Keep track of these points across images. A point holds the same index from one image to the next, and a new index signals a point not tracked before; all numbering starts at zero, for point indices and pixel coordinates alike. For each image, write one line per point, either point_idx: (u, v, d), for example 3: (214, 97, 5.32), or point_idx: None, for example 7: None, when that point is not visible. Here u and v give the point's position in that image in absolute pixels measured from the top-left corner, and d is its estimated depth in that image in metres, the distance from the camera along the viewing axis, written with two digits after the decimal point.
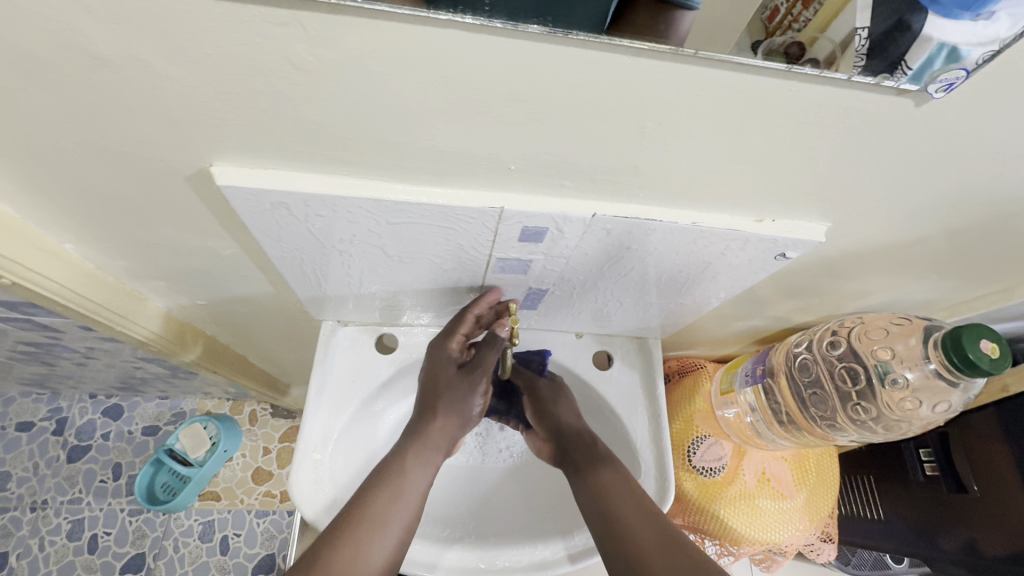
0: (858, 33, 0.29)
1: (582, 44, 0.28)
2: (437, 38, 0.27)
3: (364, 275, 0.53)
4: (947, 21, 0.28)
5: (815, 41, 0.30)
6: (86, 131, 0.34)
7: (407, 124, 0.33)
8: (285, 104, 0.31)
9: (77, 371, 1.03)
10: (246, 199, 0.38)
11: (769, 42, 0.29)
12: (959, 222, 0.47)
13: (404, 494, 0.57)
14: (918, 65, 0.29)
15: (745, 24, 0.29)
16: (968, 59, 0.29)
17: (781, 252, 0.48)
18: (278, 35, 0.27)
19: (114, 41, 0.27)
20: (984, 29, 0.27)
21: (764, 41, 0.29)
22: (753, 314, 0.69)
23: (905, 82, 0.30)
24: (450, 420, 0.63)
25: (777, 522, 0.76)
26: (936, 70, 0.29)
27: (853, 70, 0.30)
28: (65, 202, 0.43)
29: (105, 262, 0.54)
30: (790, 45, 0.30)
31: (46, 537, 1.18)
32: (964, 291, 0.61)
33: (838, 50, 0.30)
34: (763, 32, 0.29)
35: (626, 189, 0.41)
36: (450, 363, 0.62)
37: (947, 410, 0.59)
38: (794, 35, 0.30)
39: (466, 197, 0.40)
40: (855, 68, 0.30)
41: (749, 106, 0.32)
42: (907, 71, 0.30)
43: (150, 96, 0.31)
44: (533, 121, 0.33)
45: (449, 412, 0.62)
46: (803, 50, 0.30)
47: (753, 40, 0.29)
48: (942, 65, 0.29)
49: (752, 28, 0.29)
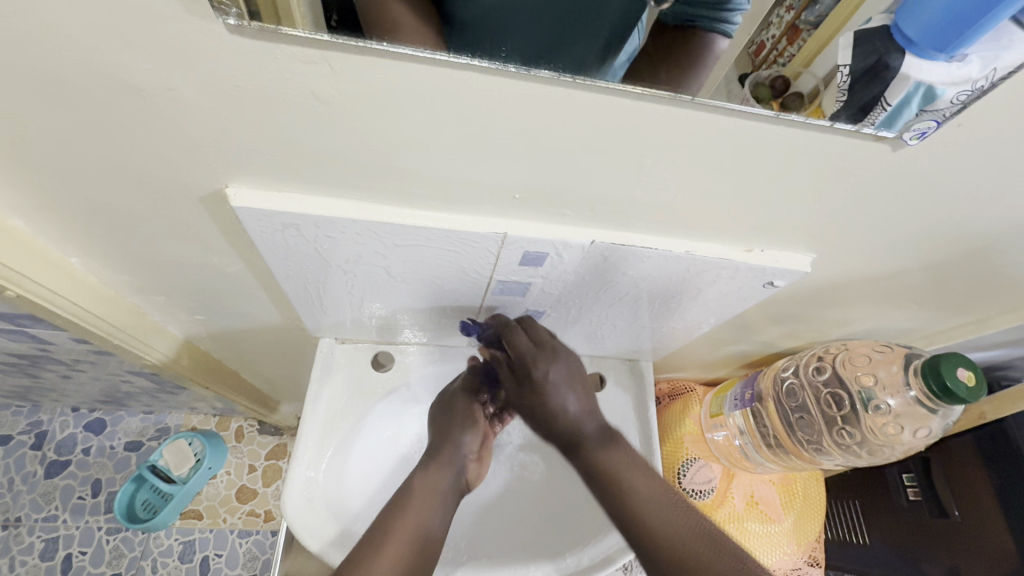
0: (840, 70, 0.32)
1: (587, 89, 0.30)
2: (454, 79, 0.29)
3: (366, 294, 0.54)
4: (923, 61, 0.30)
5: (798, 76, 0.33)
6: (107, 151, 0.35)
7: (419, 153, 0.35)
8: (305, 133, 0.33)
9: (61, 383, 1.01)
10: (259, 219, 0.39)
11: (755, 74, 0.32)
12: (935, 256, 0.50)
13: (421, 508, 0.55)
14: (897, 103, 0.32)
15: (735, 58, 0.31)
16: (943, 97, 0.31)
17: (769, 280, 0.50)
18: (306, 72, 0.28)
19: (147, 71, 0.29)
20: (958, 69, 0.30)
21: (751, 73, 0.32)
22: (742, 339, 0.71)
23: (880, 125, 0.33)
24: (449, 446, 0.63)
25: (763, 545, 0.77)
26: (913, 111, 0.32)
27: (835, 105, 0.33)
28: (77, 218, 0.43)
29: (106, 276, 0.54)
30: (776, 79, 0.32)
31: (17, 557, 1.14)
32: (942, 320, 0.64)
33: (821, 85, 0.33)
34: (749, 65, 0.31)
35: (622, 218, 0.43)
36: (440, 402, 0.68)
37: (928, 436, 0.61)
38: (780, 69, 0.32)
39: (472, 223, 0.42)
40: (835, 104, 0.32)
41: (739, 147, 0.35)
42: (886, 108, 0.32)
43: (173, 121, 0.32)
44: (538, 154, 0.35)
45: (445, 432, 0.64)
46: (788, 84, 0.32)
47: (740, 73, 0.31)
48: (920, 105, 0.32)
49: (740, 63, 0.31)
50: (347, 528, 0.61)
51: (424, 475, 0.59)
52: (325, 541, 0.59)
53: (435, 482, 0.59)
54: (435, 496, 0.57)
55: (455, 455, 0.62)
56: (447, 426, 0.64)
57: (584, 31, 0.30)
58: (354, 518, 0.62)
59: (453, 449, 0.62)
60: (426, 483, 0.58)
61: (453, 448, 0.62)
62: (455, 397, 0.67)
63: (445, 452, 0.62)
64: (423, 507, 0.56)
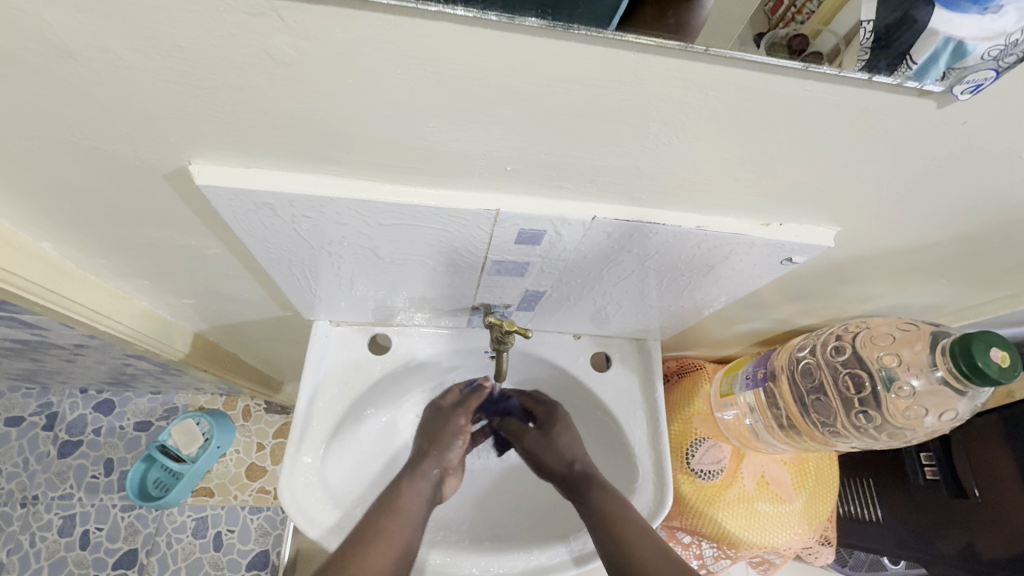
0: (864, 25, 0.28)
1: (583, 38, 0.26)
2: (426, 31, 0.25)
3: (354, 276, 0.51)
4: (953, 14, 0.27)
5: (817, 35, 0.29)
6: (55, 126, 0.32)
7: (396, 121, 0.31)
8: (263, 98, 0.29)
9: (66, 366, 1.01)
10: (229, 199, 0.36)
11: (772, 33, 0.28)
12: (972, 227, 0.45)
13: (405, 514, 0.58)
14: (923, 60, 0.27)
15: (750, 16, 0.28)
16: (974, 54, 0.27)
17: (788, 257, 0.46)
18: (257, 27, 0.25)
19: (76, 30, 0.25)
20: (992, 22, 0.26)
21: (767, 33, 0.28)
22: (755, 317, 0.68)
23: (910, 78, 0.28)
24: (433, 458, 0.66)
25: (775, 526, 0.75)
26: (942, 68, 0.28)
27: (857, 64, 0.28)
28: (41, 199, 0.41)
29: (84, 260, 0.52)
30: (794, 38, 0.29)
31: (37, 533, 1.16)
32: (971, 295, 0.59)
33: (842, 44, 0.29)
34: (765, 23, 0.28)
35: (629, 189, 0.39)
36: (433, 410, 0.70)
37: (953, 418, 0.57)
38: (797, 27, 0.29)
39: (461, 199, 0.38)
40: (858, 63, 0.28)
41: (759, 106, 0.30)
42: (912, 65, 0.28)
43: (118, 89, 0.29)
44: (531, 121, 0.31)
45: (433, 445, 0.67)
46: (807, 43, 0.29)
47: (756, 31, 0.28)
48: (949, 62, 0.27)
49: (755, 20, 0.28)
50: (349, 514, 0.60)
51: (410, 482, 0.62)
52: (330, 532, 0.58)
53: (419, 490, 0.62)
54: (418, 504, 0.61)
55: (438, 467, 0.65)
56: (433, 439, 0.67)
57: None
58: (353, 504, 0.62)
59: (440, 463, 0.66)
60: (411, 493, 0.61)
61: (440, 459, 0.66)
62: (451, 414, 0.69)
63: (427, 463, 0.65)
64: (410, 518, 0.59)
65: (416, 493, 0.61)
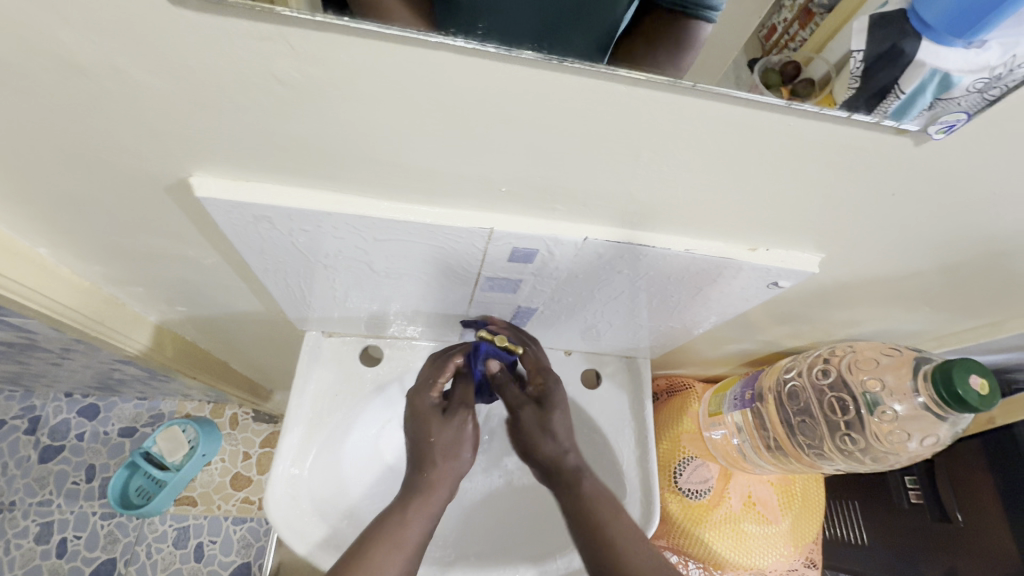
0: (853, 56, 0.29)
1: (578, 72, 0.27)
2: (429, 60, 0.26)
3: (350, 288, 0.51)
4: (940, 48, 0.28)
5: (809, 62, 0.30)
6: (60, 138, 0.32)
7: (393, 143, 0.32)
8: (268, 118, 0.30)
9: (52, 370, 1.00)
10: (228, 212, 0.37)
11: (766, 59, 0.29)
12: (953, 258, 0.47)
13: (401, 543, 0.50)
14: (911, 90, 0.29)
15: (742, 43, 0.29)
16: (959, 86, 0.28)
17: (774, 281, 0.47)
18: (266, 52, 0.26)
19: (88, 49, 0.26)
20: (976, 56, 0.27)
21: (761, 58, 0.29)
22: (745, 338, 0.69)
23: (891, 115, 0.30)
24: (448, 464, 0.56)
25: (761, 547, 0.75)
26: (928, 99, 0.29)
27: (847, 92, 0.29)
28: (40, 206, 0.41)
29: (79, 266, 0.52)
30: (786, 65, 0.29)
31: (13, 540, 1.14)
32: (954, 323, 0.61)
33: (833, 71, 0.30)
34: (759, 49, 0.29)
35: (620, 214, 0.40)
36: (433, 411, 0.58)
37: (936, 444, 0.58)
38: (790, 54, 0.29)
39: (456, 217, 0.39)
40: (847, 92, 0.29)
41: (745, 138, 0.31)
42: (899, 95, 0.29)
43: (126, 105, 0.29)
44: (526, 146, 0.32)
45: (443, 455, 0.56)
46: (799, 69, 0.29)
47: (750, 57, 0.29)
48: (935, 93, 0.29)
49: (749, 47, 0.29)
50: (335, 528, 0.60)
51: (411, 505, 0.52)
52: (317, 546, 0.57)
53: (427, 509, 0.53)
54: (417, 530, 0.51)
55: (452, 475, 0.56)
56: (444, 445, 0.56)
57: (592, 25, 0.27)
58: (342, 517, 0.61)
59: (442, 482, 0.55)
60: (414, 516, 0.52)
61: (450, 473, 0.56)
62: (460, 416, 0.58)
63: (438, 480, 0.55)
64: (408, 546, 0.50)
65: (421, 519, 0.52)
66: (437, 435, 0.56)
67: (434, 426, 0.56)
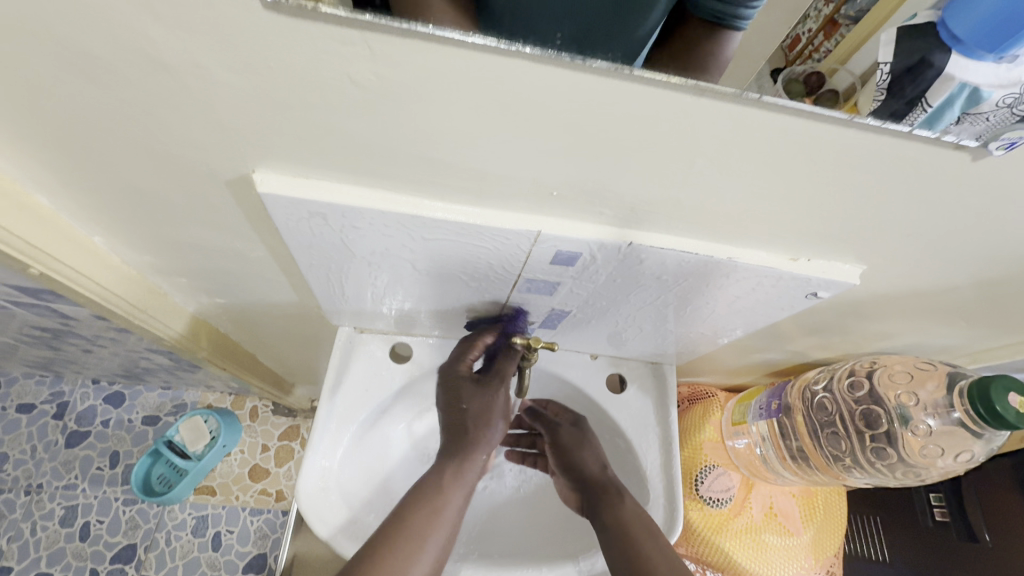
0: (881, 67, 0.29)
1: (644, 81, 0.28)
2: (498, 64, 0.27)
3: (389, 284, 0.52)
4: (970, 62, 0.28)
5: (834, 73, 0.31)
6: (132, 131, 0.34)
7: (451, 145, 0.33)
8: (335, 118, 0.31)
9: (83, 357, 1.02)
10: (286, 208, 0.38)
11: (789, 69, 0.31)
12: (994, 273, 0.46)
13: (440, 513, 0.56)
14: (938, 103, 0.29)
15: (769, 54, 0.31)
16: (988, 101, 0.28)
17: (812, 291, 0.47)
18: (343, 54, 0.27)
19: (175, 47, 0.27)
20: (1007, 71, 0.28)
21: (784, 69, 0.31)
22: (772, 348, 0.69)
23: (919, 125, 0.30)
24: (483, 433, 0.63)
25: (782, 559, 0.74)
26: (956, 112, 0.29)
27: (871, 104, 0.29)
28: (100, 195, 0.42)
29: (129, 255, 0.54)
30: (810, 75, 0.31)
31: (39, 522, 1.16)
32: (988, 339, 0.61)
33: (858, 83, 0.30)
34: (783, 61, 0.31)
35: (663, 220, 0.40)
36: (467, 381, 0.64)
37: (968, 460, 0.58)
38: (814, 64, 0.32)
39: (503, 218, 0.40)
40: (873, 104, 0.29)
41: (797, 148, 0.32)
42: (927, 108, 0.29)
43: (201, 103, 0.31)
44: (581, 149, 0.33)
45: (475, 423, 0.63)
46: (823, 80, 0.31)
47: (774, 67, 0.31)
48: (962, 108, 0.29)
49: (773, 58, 0.31)
50: (359, 518, 0.60)
51: (451, 473, 0.60)
52: (341, 534, 0.58)
53: (462, 484, 0.60)
54: (457, 499, 0.58)
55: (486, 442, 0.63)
56: (480, 419, 0.63)
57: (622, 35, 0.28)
58: (365, 510, 0.62)
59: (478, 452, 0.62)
60: (452, 488, 0.58)
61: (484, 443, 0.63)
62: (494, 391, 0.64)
63: (471, 452, 0.61)
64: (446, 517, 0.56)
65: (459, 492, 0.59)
66: (470, 403, 0.63)
67: (466, 394, 0.63)
